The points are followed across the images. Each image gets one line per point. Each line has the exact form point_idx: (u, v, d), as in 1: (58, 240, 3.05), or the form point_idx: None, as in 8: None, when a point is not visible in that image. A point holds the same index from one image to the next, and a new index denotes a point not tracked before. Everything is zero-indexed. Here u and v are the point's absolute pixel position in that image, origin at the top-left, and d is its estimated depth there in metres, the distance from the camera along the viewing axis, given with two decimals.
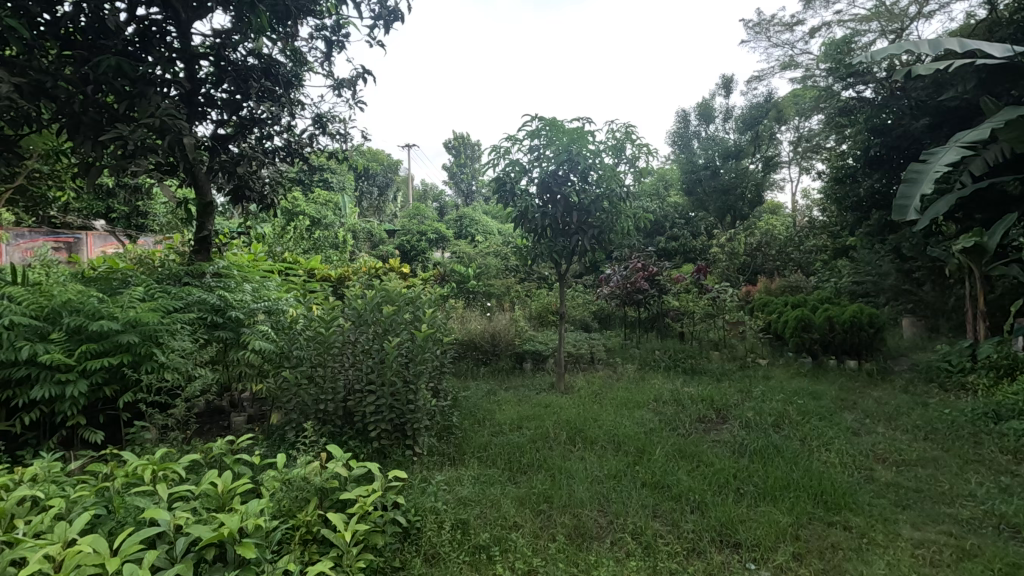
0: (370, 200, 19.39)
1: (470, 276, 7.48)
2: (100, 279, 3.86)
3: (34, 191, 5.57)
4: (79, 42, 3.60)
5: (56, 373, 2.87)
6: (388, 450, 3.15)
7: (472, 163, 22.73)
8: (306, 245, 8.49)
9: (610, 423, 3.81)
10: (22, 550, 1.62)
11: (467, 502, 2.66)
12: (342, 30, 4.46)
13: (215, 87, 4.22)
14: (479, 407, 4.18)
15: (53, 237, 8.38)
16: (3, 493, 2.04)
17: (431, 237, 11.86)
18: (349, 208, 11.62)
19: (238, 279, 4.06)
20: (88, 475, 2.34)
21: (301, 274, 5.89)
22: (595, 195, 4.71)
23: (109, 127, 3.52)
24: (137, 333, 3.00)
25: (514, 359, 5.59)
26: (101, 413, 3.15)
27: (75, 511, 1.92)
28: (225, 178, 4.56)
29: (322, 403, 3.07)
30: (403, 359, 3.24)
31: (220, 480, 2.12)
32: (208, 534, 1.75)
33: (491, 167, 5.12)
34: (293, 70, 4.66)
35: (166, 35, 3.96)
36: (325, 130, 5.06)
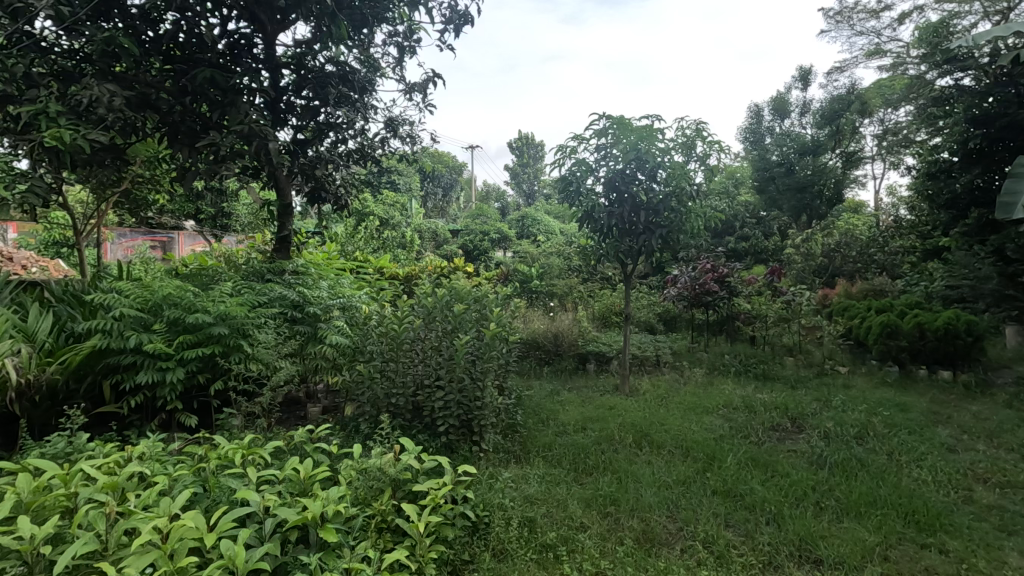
0: (434, 200, 19.84)
1: (534, 276, 7.48)
2: (193, 275, 4.16)
3: (137, 195, 6.09)
4: (178, 56, 3.90)
5: (157, 361, 3.13)
6: (455, 445, 3.21)
7: (535, 163, 22.73)
8: (375, 245, 8.79)
9: (677, 428, 3.72)
10: (134, 521, 1.77)
11: (533, 501, 2.68)
12: (414, 35, 4.59)
13: (296, 94, 4.46)
14: (543, 406, 4.20)
15: (150, 236, 9.18)
16: (115, 469, 2.25)
17: (493, 237, 12.00)
18: (415, 208, 11.94)
19: (315, 276, 4.26)
20: (186, 455, 2.54)
21: (371, 273, 6.11)
22: (664, 194, 4.60)
23: (204, 135, 3.82)
24: (227, 325, 3.20)
25: (577, 360, 5.56)
26: (196, 399, 3.39)
27: (177, 488, 2.09)
28: (304, 180, 4.80)
29: (393, 396, 3.16)
30: (470, 357, 3.29)
31: (302, 466, 2.24)
32: (294, 517, 1.86)
33: (556, 166, 5.11)
34: (368, 76, 4.86)
35: (254, 47, 4.22)
36: (396, 133, 5.24)
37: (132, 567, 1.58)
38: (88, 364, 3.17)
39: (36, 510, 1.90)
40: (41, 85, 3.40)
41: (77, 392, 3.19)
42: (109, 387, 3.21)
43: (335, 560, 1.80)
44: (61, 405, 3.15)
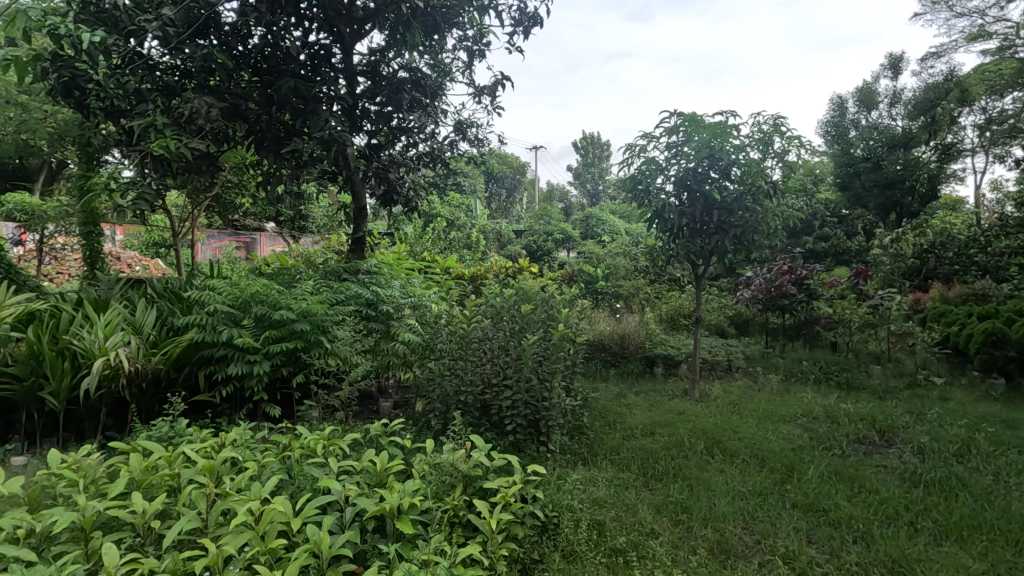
0: (498, 201, 20.07)
1: (600, 277, 7.36)
2: (277, 275, 4.42)
3: (227, 198, 6.56)
4: (264, 69, 4.16)
5: (246, 354, 3.36)
6: (522, 445, 3.23)
7: (599, 163, 22.42)
8: (442, 245, 8.98)
9: (751, 436, 3.56)
10: (230, 502, 1.91)
11: (602, 504, 2.66)
12: (483, 39, 4.66)
13: (371, 100, 4.63)
14: (610, 409, 4.14)
15: (235, 237, 9.83)
16: (212, 453, 2.43)
17: (558, 237, 11.99)
18: (480, 209, 12.09)
19: (388, 276, 4.40)
20: (272, 443, 2.69)
21: (438, 273, 6.25)
22: (738, 192, 4.42)
23: (288, 141, 4.07)
24: (308, 322, 3.38)
25: (644, 363, 5.44)
26: (279, 391, 3.59)
27: (266, 474, 2.22)
28: (377, 183, 4.98)
29: (462, 394, 3.22)
30: (538, 357, 3.29)
31: (379, 459, 2.32)
32: (373, 507, 1.94)
33: (625, 166, 5.02)
34: (438, 81, 4.98)
35: (333, 57, 4.42)
36: (465, 135, 5.34)
37: (230, 545, 1.70)
38: (186, 355, 3.44)
39: (146, 487, 2.09)
40: (149, 100, 3.76)
41: (177, 381, 3.48)
42: (203, 376, 3.47)
43: (412, 551, 1.86)
44: (164, 392, 3.45)
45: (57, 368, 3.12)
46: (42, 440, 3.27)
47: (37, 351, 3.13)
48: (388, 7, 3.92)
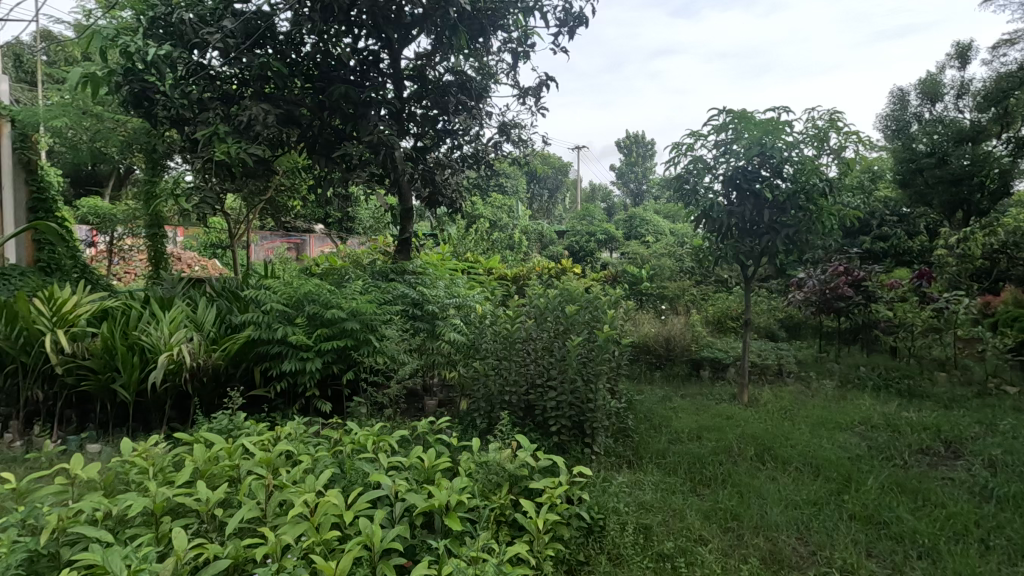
0: (540, 202, 20.05)
1: (644, 278, 7.24)
2: (327, 275, 4.56)
3: (280, 200, 6.81)
4: (316, 75, 4.29)
5: (300, 351, 3.49)
6: (567, 446, 3.23)
7: (643, 162, 22.04)
8: (485, 246, 9.05)
9: (804, 444, 3.44)
10: (287, 494, 1.99)
11: (649, 508, 2.62)
12: (528, 40, 4.68)
13: (417, 104, 4.72)
14: (655, 412, 4.08)
15: (286, 238, 10.22)
16: (269, 446, 2.53)
17: (601, 237, 11.88)
18: (522, 210, 12.10)
19: (433, 276, 4.46)
20: (324, 438, 2.78)
21: (481, 273, 6.30)
22: (790, 191, 4.28)
23: (338, 145, 4.31)
24: (358, 321, 3.48)
25: (690, 366, 5.33)
26: (330, 387, 3.70)
27: (320, 468, 2.30)
28: (422, 185, 5.07)
29: (507, 394, 3.24)
30: (583, 358, 3.28)
31: (426, 456, 2.37)
32: (422, 503, 1.98)
33: (671, 165, 4.92)
34: (483, 84, 5.03)
35: (381, 63, 4.52)
36: (509, 137, 5.37)
37: (287, 535, 1.77)
38: (243, 351, 3.60)
39: (209, 476, 2.20)
40: (211, 108, 3.96)
41: (235, 376, 3.64)
42: (259, 372, 3.62)
43: (460, 547, 1.89)
44: (223, 386, 3.63)
45: (127, 362, 3.32)
46: (114, 429, 3.50)
47: (110, 346, 3.35)
48: (435, 12, 3.99)
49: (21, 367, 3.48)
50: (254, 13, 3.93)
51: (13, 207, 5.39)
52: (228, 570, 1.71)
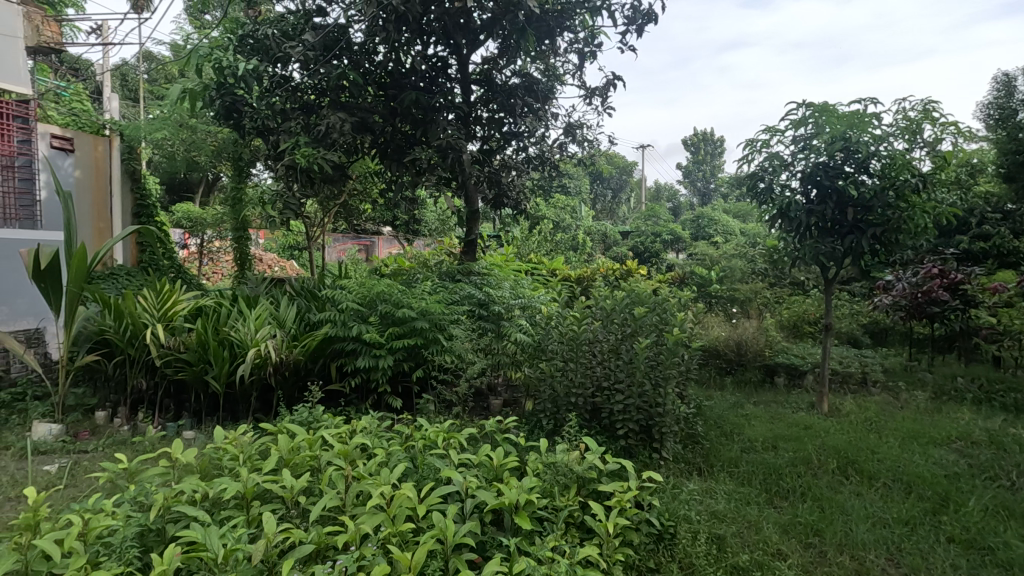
0: (603, 203, 19.81)
1: (713, 279, 6.96)
2: (397, 276, 4.71)
3: (352, 203, 7.09)
4: (388, 83, 4.45)
5: (372, 348, 3.63)
6: (634, 450, 3.17)
7: (711, 159, 21.22)
8: (548, 247, 9.04)
9: (893, 458, 3.21)
10: (365, 485, 2.07)
11: (722, 518, 2.54)
12: (595, 40, 4.64)
13: (484, 108, 4.79)
14: (726, 418, 3.93)
15: (357, 240, 10.64)
16: (346, 438, 2.65)
17: (666, 238, 11.58)
18: (584, 210, 11.97)
19: (498, 277, 4.50)
20: (397, 433, 2.88)
21: (545, 274, 6.30)
22: (877, 188, 4.01)
23: (408, 149, 4.45)
24: (427, 320, 3.58)
25: (763, 372, 5.10)
26: (400, 384, 3.82)
27: (394, 461, 2.38)
28: (488, 187, 5.14)
29: (573, 395, 3.23)
30: (651, 361, 3.22)
31: (495, 454, 2.40)
32: (493, 501, 2.01)
33: (745, 162, 4.73)
34: (549, 85, 5.03)
35: (449, 68, 4.62)
36: (574, 137, 5.35)
37: (366, 524, 1.86)
38: (320, 348, 3.79)
39: (293, 465, 2.33)
40: (292, 118, 4.21)
41: (313, 371, 3.83)
42: (335, 368, 3.79)
43: (530, 547, 1.91)
44: (303, 381, 3.84)
45: (219, 356, 3.58)
46: (206, 418, 3.78)
47: (204, 341, 3.63)
48: (504, 16, 4.05)
49: (128, 358, 3.82)
50: (332, 26, 4.14)
51: (121, 213, 5.93)
52: (313, 555, 1.80)
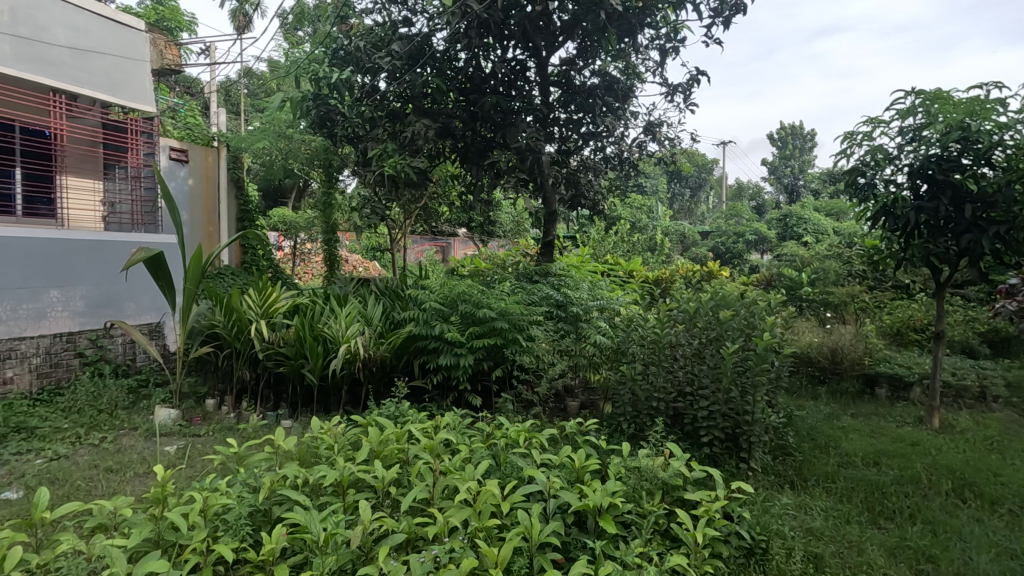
0: (681, 202, 19.16)
1: (804, 282, 6.54)
2: (476, 276, 4.81)
3: (432, 206, 7.30)
4: (468, 88, 4.56)
5: (454, 347, 3.71)
6: (719, 459, 3.05)
7: (801, 154, 19.92)
8: (624, 248, 8.85)
9: (1021, 483, 2.88)
10: (452, 479, 2.14)
11: (819, 535, 2.39)
12: (678, 35, 4.51)
13: (563, 109, 4.78)
14: (820, 430, 3.69)
15: (434, 242, 10.96)
16: (431, 433, 2.74)
17: (750, 238, 10.99)
18: (662, 210, 11.63)
19: (576, 279, 4.48)
20: (478, 430, 2.93)
21: (622, 276, 6.19)
22: (1002, 181, 3.61)
23: (488, 153, 4.54)
24: (507, 320, 3.62)
25: (862, 382, 4.74)
26: (480, 382, 3.90)
27: (478, 458, 2.43)
28: (566, 188, 5.13)
29: (654, 400, 3.15)
30: (739, 367, 3.08)
31: (577, 456, 2.39)
32: (578, 502, 2.02)
33: (843, 157, 4.41)
34: (629, 84, 4.95)
35: (528, 71, 4.65)
36: (655, 135, 5.23)
37: (454, 518, 1.91)
38: (404, 345, 3.93)
39: (383, 456, 2.44)
40: (380, 125, 4.41)
41: (397, 367, 3.99)
42: (418, 365, 3.92)
43: (616, 551, 1.89)
44: (388, 376, 4.01)
45: (313, 350, 3.82)
46: (301, 409, 4.05)
47: (301, 336, 3.89)
48: (585, 17, 4.03)
49: (234, 350, 4.16)
50: (417, 36, 4.29)
51: (227, 218, 6.47)
52: (404, 543, 1.88)
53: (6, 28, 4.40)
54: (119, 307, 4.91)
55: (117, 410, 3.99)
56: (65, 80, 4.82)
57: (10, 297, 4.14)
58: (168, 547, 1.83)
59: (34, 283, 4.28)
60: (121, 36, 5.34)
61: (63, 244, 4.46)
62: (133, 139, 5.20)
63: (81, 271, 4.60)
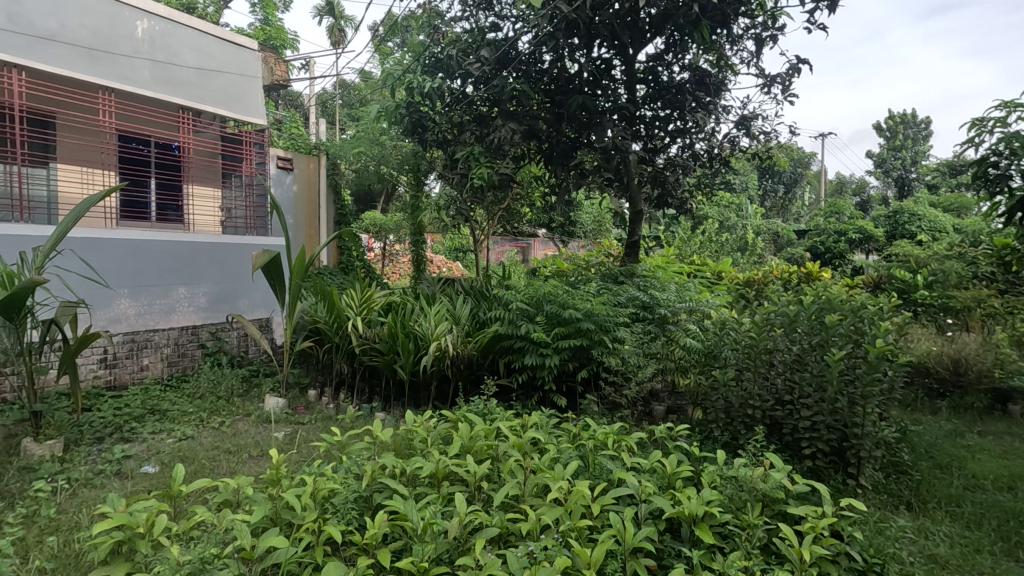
0: (773, 199, 18.04)
1: (918, 285, 5.95)
2: (560, 277, 4.81)
3: (514, 207, 7.38)
4: (553, 89, 4.57)
5: (539, 347, 3.74)
6: (823, 474, 2.86)
7: (914, 144, 18.10)
8: (712, 248, 8.48)
9: None
10: (542, 478, 2.16)
11: (943, 564, 2.18)
12: (776, 22, 4.27)
13: (651, 106, 4.67)
14: (941, 447, 3.35)
15: (514, 243, 11.08)
16: (519, 432, 2.78)
17: (854, 237, 10.13)
18: (753, 208, 11.01)
19: (663, 280, 4.35)
20: (565, 430, 2.94)
21: (711, 278, 5.94)
22: None
23: (573, 153, 4.53)
24: (592, 321, 3.60)
25: (990, 398, 4.24)
26: (564, 383, 3.91)
27: (567, 459, 2.43)
28: (652, 188, 5.00)
29: (750, 408, 3.00)
30: (847, 377, 2.85)
31: (668, 462, 2.33)
32: (672, 509, 1.97)
33: (970, 146, 3.97)
34: (720, 77, 4.74)
35: (614, 69, 4.58)
36: (749, 130, 4.97)
37: (546, 516, 1.93)
38: (491, 344, 4.01)
39: (474, 452, 2.50)
40: (469, 130, 4.55)
41: (483, 365, 4.09)
42: (503, 364, 3.99)
43: (714, 563, 1.83)
44: (475, 374, 4.12)
45: (405, 347, 3.99)
46: (393, 402, 4.25)
47: (394, 333, 4.08)
48: (676, 9, 3.92)
49: (334, 345, 4.43)
50: (504, 41, 4.38)
51: (326, 222, 6.91)
52: (498, 537, 1.93)
53: (145, 54, 4.99)
54: (234, 303, 5.39)
55: (232, 397, 4.38)
56: (192, 98, 5.36)
57: (146, 292, 4.66)
58: (284, 524, 1.99)
59: (165, 280, 4.80)
60: (238, 56, 5.85)
61: (189, 246, 4.95)
62: (246, 149, 5.67)
63: (203, 269, 5.10)
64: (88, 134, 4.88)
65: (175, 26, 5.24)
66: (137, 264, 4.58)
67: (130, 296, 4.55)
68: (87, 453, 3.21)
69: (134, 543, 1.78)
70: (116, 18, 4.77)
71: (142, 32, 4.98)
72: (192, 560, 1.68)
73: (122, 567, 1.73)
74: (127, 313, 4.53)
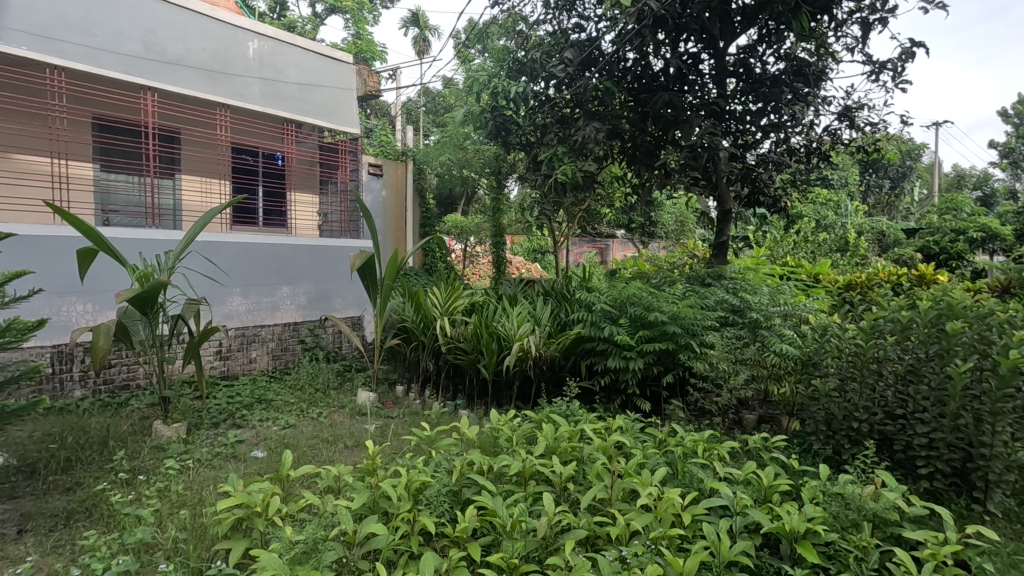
0: (878, 195, 16.60)
1: None
2: (643, 279, 4.71)
3: (595, 208, 7.31)
4: (637, 87, 4.47)
5: (623, 350, 3.70)
6: (942, 496, 2.62)
7: None
8: (808, 249, 7.94)
9: None
10: (630, 483, 2.13)
11: None
12: (887, 3, 3.94)
13: (742, 99, 4.45)
14: None
15: (593, 244, 10.95)
16: (603, 434, 2.76)
17: (976, 236, 9.11)
18: (854, 206, 10.20)
19: (754, 283, 4.16)
20: (651, 435, 2.88)
21: (807, 281, 5.57)
22: None
23: (659, 153, 4.40)
24: (678, 324, 3.52)
25: None
26: (648, 388, 3.83)
27: (655, 464, 2.38)
28: (742, 186, 4.77)
29: (855, 421, 2.81)
30: (971, 391, 2.57)
31: (765, 474, 2.21)
32: (771, 524, 1.87)
33: None
34: (820, 65, 4.44)
35: (703, 62, 4.42)
36: (853, 121, 4.62)
37: (636, 522, 1.90)
38: (573, 346, 4.02)
39: (559, 453, 2.51)
40: (552, 131, 4.58)
41: (565, 367, 4.09)
42: (585, 366, 3.98)
43: None
44: (558, 375, 4.14)
45: (489, 346, 4.07)
46: (476, 400, 4.35)
47: (478, 333, 4.18)
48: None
49: (421, 343, 4.61)
50: (588, 40, 4.36)
51: (411, 226, 7.21)
52: (587, 540, 1.93)
53: (255, 72, 5.44)
54: (330, 302, 5.75)
55: (329, 389, 4.67)
56: (295, 110, 5.77)
57: (255, 291, 5.08)
58: (381, 512, 2.09)
59: (271, 280, 5.21)
60: (336, 71, 6.25)
61: (292, 249, 5.35)
62: (342, 158, 6.03)
63: (303, 271, 5.48)
64: (208, 147, 5.39)
65: (282, 45, 5.67)
66: (248, 265, 5.01)
67: (241, 294, 4.97)
68: (206, 436, 3.54)
69: (253, 521, 1.95)
70: (232, 41, 5.24)
71: (253, 52, 5.44)
72: (304, 540, 1.81)
73: (242, 541, 1.91)
74: (238, 311, 4.95)
